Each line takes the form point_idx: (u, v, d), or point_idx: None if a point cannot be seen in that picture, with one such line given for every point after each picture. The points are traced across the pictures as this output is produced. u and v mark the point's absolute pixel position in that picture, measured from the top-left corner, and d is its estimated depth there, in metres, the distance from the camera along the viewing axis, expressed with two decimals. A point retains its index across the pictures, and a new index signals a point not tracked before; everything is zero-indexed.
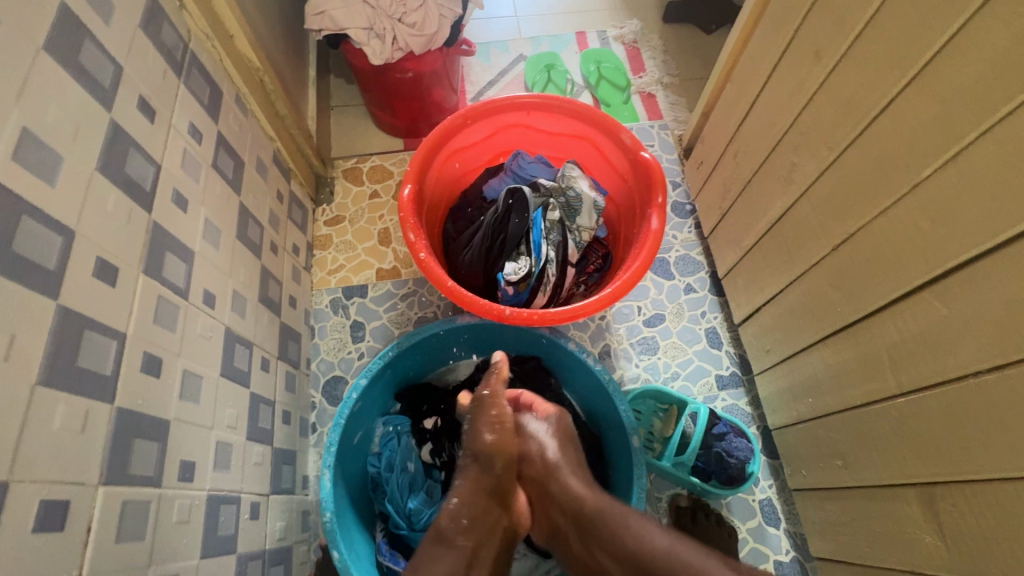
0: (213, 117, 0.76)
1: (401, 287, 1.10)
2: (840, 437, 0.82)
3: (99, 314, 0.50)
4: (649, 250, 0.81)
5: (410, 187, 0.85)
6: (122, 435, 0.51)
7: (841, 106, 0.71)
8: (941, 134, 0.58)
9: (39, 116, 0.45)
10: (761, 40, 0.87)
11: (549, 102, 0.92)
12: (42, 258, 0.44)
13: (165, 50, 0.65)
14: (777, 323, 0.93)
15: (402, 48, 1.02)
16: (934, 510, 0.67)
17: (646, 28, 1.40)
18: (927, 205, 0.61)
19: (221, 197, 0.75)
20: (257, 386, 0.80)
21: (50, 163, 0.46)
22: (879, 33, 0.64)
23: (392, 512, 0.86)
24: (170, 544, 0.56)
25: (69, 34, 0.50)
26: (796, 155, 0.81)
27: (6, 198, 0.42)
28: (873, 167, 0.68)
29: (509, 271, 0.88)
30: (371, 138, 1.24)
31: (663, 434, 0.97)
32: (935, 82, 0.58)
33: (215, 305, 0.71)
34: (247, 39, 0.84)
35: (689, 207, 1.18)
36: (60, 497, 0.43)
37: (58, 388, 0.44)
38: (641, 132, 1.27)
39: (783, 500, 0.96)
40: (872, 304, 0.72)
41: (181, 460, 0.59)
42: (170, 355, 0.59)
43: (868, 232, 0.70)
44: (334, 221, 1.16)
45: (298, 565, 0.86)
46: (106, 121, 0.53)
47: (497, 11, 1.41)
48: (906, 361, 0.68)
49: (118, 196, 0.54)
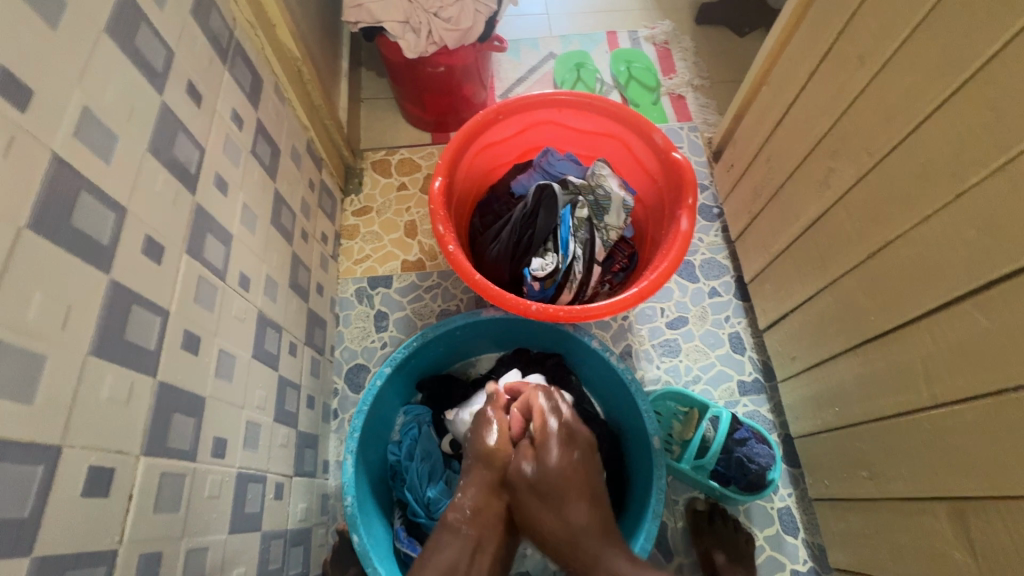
0: (254, 105, 0.77)
1: (425, 279, 1.11)
2: (866, 446, 0.81)
3: (146, 291, 0.51)
4: (678, 251, 0.81)
5: (441, 179, 0.86)
6: (163, 408, 0.52)
7: (884, 112, 0.70)
8: (992, 143, 0.57)
9: (98, 97, 0.47)
10: (801, 43, 0.86)
11: (581, 100, 0.92)
12: (97, 233, 0.46)
13: (212, 36, 0.66)
14: (805, 330, 0.92)
15: (436, 42, 1.03)
16: (965, 526, 0.65)
17: (678, 28, 1.39)
18: (973, 214, 0.60)
19: (258, 183, 0.77)
20: (285, 369, 0.82)
21: (107, 141, 0.48)
22: (929, 38, 0.62)
23: (411, 500, 0.88)
24: (202, 517, 0.57)
25: (127, 17, 0.51)
26: (833, 160, 0.80)
27: (67, 173, 0.43)
28: (916, 173, 0.66)
29: (536, 267, 0.89)
30: (400, 131, 1.26)
31: (682, 437, 0.96)
32: (988, 89, 0.57)
33: (250, 288, 0.72)
34: (288, 29, 0.85)
35: (717, 210, 1.17)
36: (105, 465, 0.45)
37: (107, 358, 0.46)
38: (670, 134, 1.27)
39: (803, 508, 0.95)
40: (908, 314, 0.71)
41: (214, 437, 0.61)
42: (207, 335, 0.61)
43: (908, 240, 0.69)
44: (362, 211, 1.17)
45: (316, 548, 0.87)
46: (157, 103, 0.55)
47: (529, 8, 1.41)
48: (941, 374, 0.67)
49: (166, 177, 0.56)
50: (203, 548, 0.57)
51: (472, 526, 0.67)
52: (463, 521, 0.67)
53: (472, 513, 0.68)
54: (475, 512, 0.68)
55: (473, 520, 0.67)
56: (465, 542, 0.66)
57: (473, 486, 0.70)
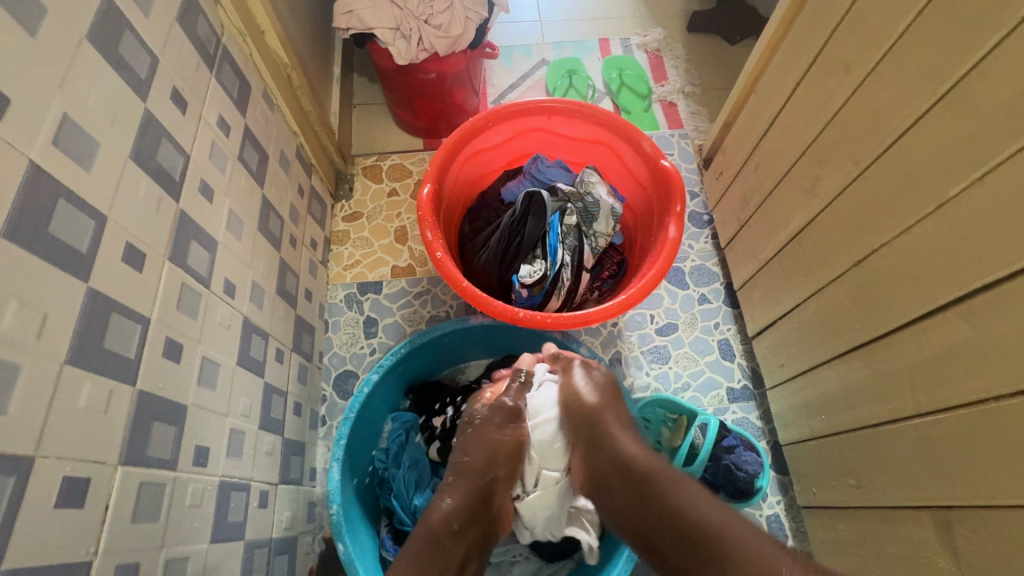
0: (241, 110, 0.77)
1: (415, 285, 1.11)
2: (852, 454, 0.81)
3: (127, 299, 0.51)
4: (665, 259, 0.81)
5: (430, 186, 0.85)
6: (142, 417, 0.52)
7: (867, 122, 0.71)
8: (971, 154, 0.58)
9: (80, 104, 0.47)
10: (787, 52, 0.87)
11: (571, 107, 0.93)
12: (75, 241, 0.46)
13: (199, 42, 0.66)
14: (792, 338, 0.92)
15: (428, 49, 1.03)
16: (950, 534, 0.66)
17: (670, 37, 1.40)
18: (955, 223, 0.61)
19: (245, 189, 0.76)
20: (271, 376, 0.81)
21: (88, 149, 0.48)
22: (912, 48, 0.63)
23: (398, 508, 0.87)
24: (182, 527, 0.56)
25: (111, 25, 0.51)
26: (819, 168, 0.80)
27: (44, 180, 0.43)
28: (901, 182, 0.67)
29: (524, 274, 0.89)
30: (391, 137, 1.26)
31: (671, 444, 0.96)
32: (969, 101, 0.58)
33: (235, 295, 0.72)
34: (278, 36, 0.85)
35: (707, 217, 1.17)
36: (81, 475, 0.44)
37: (84, 367, 0.45)
38: (661, 141, 1.27)
39: (792, 516, 0.96)
40: (893, 322, 0.71)
41: (197, 445, 0.60)
42: (190, 342, 0.61)
43: (892, 249, 0.69)
44: (352, 217, 1.17)
45: (302, 556, 0.86)
46: (140, 110, 0.55)
47: (522, 14, 1.42)
48: (925, 382, 0.67)
49: (149, 184, 0.56)
50: (183, 558, 0.56)
51: (460, 540, 0.66)
52: (450, 536, 0.66)
53: (459, 527, 0.67)
54: (462, 527, 0.67)
55: (458, 536, 0.66)
56: (450, 557, 0.64)
57: (462, 492, 0.70)
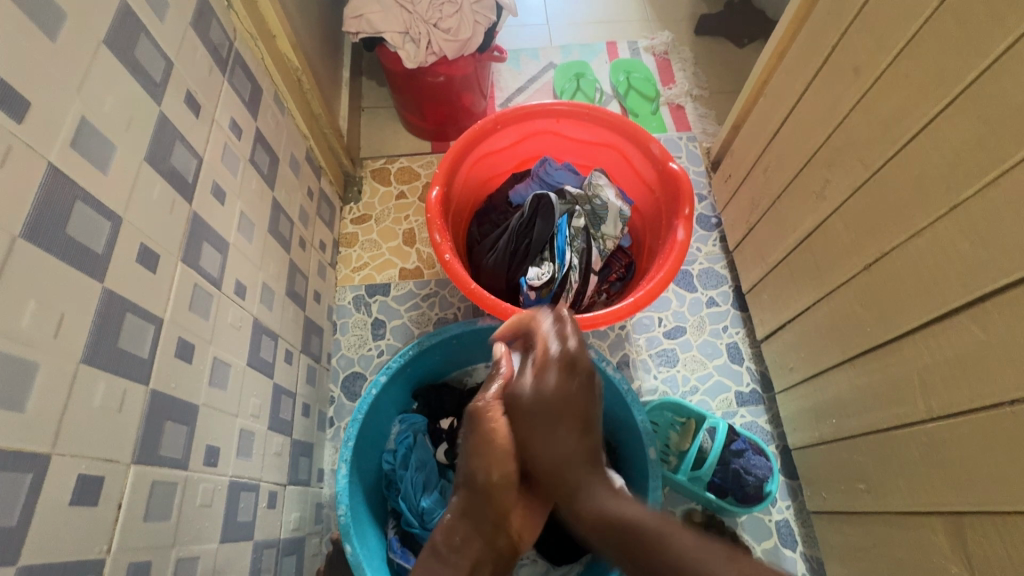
0: (253, 114, 0.78)
1: (422, 288, 1.11)
2: (863, 459, 0.80)
3: (141, 299, 0.52)
4: (674, 261, 0.81)
5: (438, 189, 0.86)
6: (155, 416, 0.52)
7: (877, 125, 0.70)
8: (982, 155, 0.57)
9: (97, 107, 0.48)
10: (796, 55, 0.87)
11: (579, 110, 0.93)
12: (90, 242, 0.46)
13: (212, 46, 0.67)
14: (801, 341, 0.92)
15: (436, 52, 1.04)
16: (962, 540, 0.65)
17: (677, 40, 1.40)
18: (966, 226, 0.60)
19: (255, 191, 0.77)
20: (281, 377, 0.82)
21: (105, 151, 0.48)
22: (920, 53, 0.63)
23: (405, 510, 0.87)
24: (193, 527, 0.57)
25: (128, 29, 0.52)
26: (829, 171, 0.80)
27: (62, 182, 0.43)
28: (911, 185, 0.66)
29: (532, 276, 0.89)
30: (400, 140, 1.26)
31: (679, 447, 0.95)
32: (980, 103, 0.57)
33: (246, 296, 0.73)
34: (289, 40, 0.87)
35: (715, 220, 1.17)
36: (96, 473, 0.45)
37: (100, 367, 0.46)
38: (669, 144, 1.27)
39: (801, 522, 0.94)
40: (905, 326, 0.70)
41: (207, 445, 0.61)
42: (202, 343, 0.61)
43: (903, 252, 0.69)
44: (360, 219, 1.18)
45: (310, 557, 0.86)
46: (154, 113, 0.56)
47: (530, 18, 1.42)
48: (938, 387, 0.67)
49: (164, 187, 0.56)
50: (194, 557, 0.57)
51: (464, 554, 0.59)
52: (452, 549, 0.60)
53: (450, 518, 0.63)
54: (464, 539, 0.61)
55: (463, 549, 0.60)
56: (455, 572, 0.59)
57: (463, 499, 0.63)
